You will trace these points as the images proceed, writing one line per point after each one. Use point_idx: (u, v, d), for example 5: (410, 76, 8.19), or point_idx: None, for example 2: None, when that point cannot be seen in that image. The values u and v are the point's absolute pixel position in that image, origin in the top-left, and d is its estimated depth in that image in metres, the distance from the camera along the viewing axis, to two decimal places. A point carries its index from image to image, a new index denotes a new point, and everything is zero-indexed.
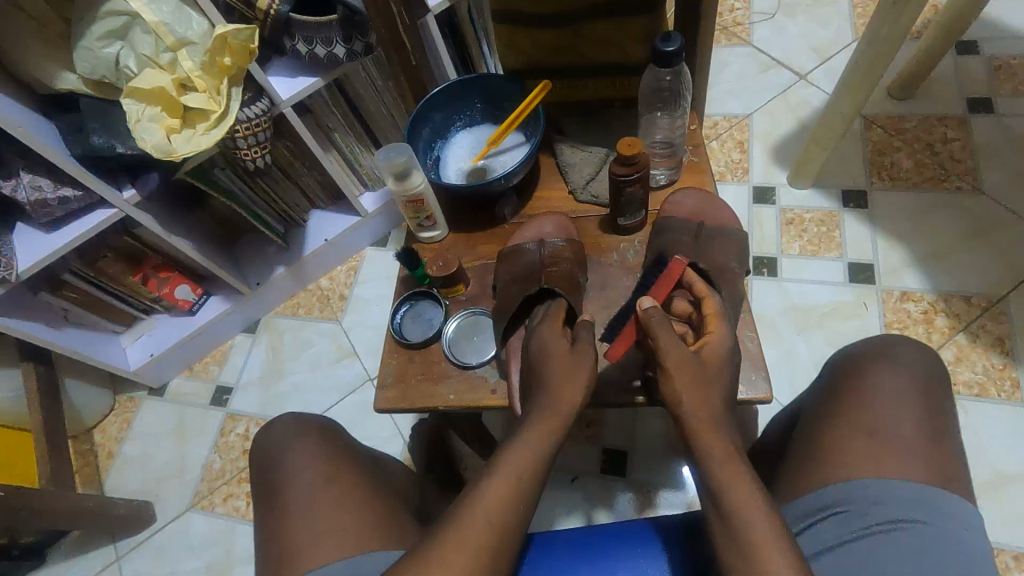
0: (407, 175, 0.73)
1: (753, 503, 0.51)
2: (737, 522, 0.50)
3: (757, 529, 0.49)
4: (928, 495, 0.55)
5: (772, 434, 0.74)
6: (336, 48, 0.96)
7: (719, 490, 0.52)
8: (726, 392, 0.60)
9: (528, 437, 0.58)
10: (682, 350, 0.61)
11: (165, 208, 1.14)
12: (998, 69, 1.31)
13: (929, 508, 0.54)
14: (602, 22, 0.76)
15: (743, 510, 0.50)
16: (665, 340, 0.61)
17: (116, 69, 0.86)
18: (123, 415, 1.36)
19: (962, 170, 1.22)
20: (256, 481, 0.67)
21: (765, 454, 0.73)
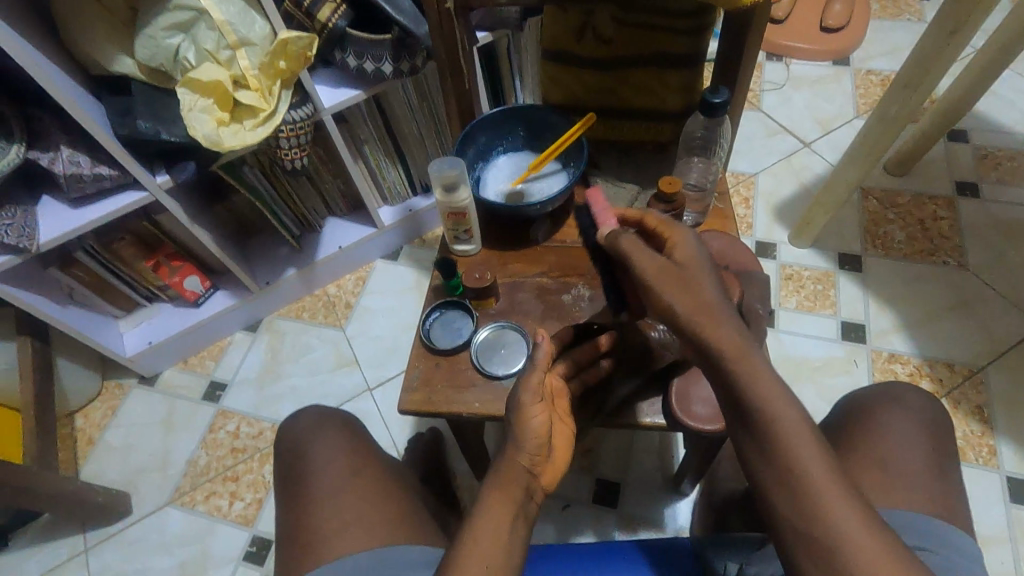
0: (455, 188, 0.77)
1: (833, 494, 0.45)
2: (816, 519, 0.45)
3: (841, 525, 0.44)
4: (940, 528, 0.57)
5: None
6: (384, 65, 1.01)
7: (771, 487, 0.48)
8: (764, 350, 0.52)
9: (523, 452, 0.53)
10: (734, 330, 0.52)
11: (191, 198, 1.15)
12: (984, 158, 1.42)
13: (939, 539, 0.56)
14: (643, 70, 0.84)
15: (817, 501, 0.45)
16: (705, 317, 0.53)
17: (175, 59, 0.89)
18: (109, 401, 1.33)
19: (950, 246, 1.30)
20: (278, 471, 0.69)
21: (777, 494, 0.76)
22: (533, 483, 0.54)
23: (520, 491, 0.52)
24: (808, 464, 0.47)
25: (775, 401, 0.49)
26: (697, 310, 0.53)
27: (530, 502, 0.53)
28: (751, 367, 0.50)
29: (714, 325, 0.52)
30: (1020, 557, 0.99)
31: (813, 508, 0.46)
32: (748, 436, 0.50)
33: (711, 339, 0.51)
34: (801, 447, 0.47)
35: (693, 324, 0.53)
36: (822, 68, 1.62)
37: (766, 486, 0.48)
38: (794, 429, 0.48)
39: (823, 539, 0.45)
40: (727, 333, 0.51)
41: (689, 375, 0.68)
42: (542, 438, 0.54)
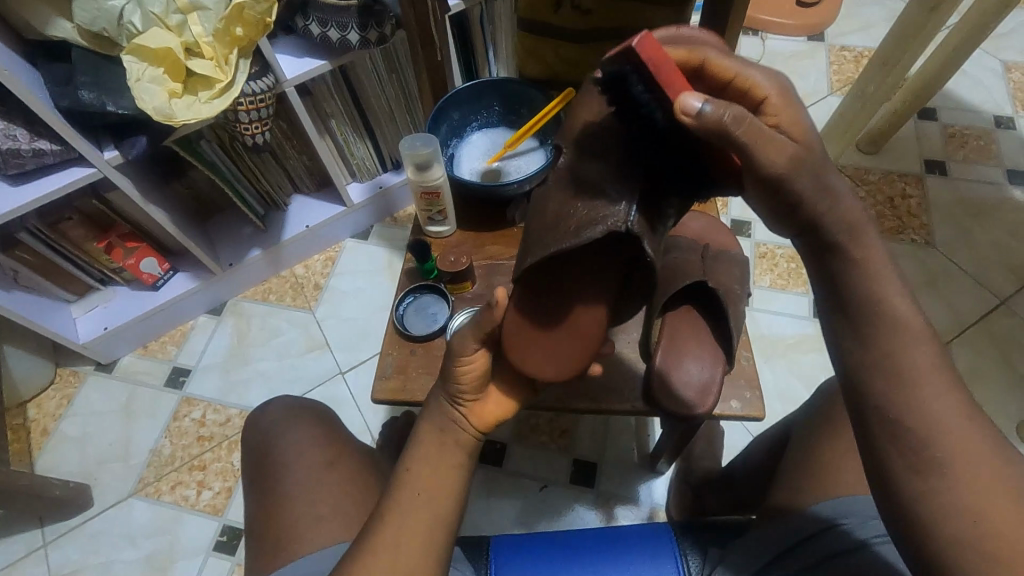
0: (428, 166, 0.74)
1: (944, 393, 0.42)
2: (926, 420, 0.41)
3: (950, 427, 0.41)
4: None
5: (762, 458, 0.78)
6: (350, 34, 0.95)
7: (871, 385, 0.43)
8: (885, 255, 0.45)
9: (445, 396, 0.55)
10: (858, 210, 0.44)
11: (145, 175, 1.08)
12: (952, 136, 1.44)
13: None
14: (620, 42, 0.81)
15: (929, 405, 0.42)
16: (827, 198, 0.43)
17: (119, 24, 0.82)
18: (64, 390, 1.26)
19: (917, 224, 1.32)
20: (246, 465, 0.66)
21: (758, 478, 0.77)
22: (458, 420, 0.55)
23: (447, 424, 0.54)
24: (918, 361, 0.43)
25: (885, 286, 0.44)
26: (805, 194, 0.43)
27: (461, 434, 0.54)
28: (867, 253, 0.44)
29: (839, 205, 0.44)
30: None
31: (921, 406, 0.42)
32: (853, 331, 0.45)
33: (831, 221, 0.43)
34: (914, 345, 0.43)
35: (809, 207, 0.44)
36: (797, 43, 1.61)
37: (868, 381, 0.44)
38: (906, 321, 0.44)
39: (930, 438, 0.41)
40: (858, 213, 0.44)
41: (671, 359, 0.65)
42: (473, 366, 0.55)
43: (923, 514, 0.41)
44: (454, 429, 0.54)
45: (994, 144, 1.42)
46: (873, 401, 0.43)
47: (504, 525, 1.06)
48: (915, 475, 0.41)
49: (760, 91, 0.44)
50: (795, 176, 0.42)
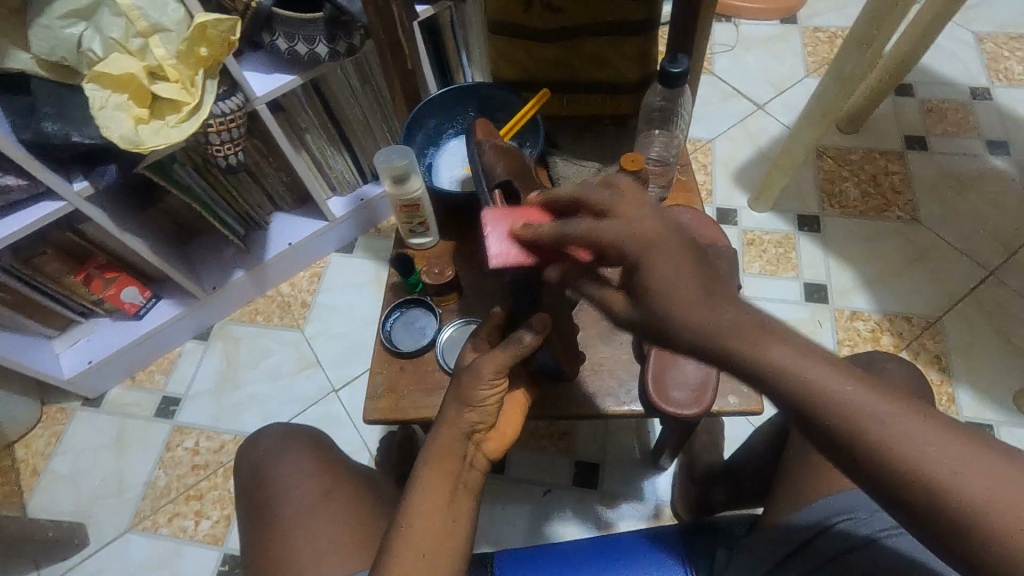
0: (406, 179, 0.73)
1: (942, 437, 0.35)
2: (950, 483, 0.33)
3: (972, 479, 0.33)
4: None
5: (764, 450, 0.78)
6: (318, 47, 0.93)
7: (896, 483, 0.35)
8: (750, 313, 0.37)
9: (452, 425, 0.53)
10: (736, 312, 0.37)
11: (118, 203, 1.05)
12: (930, 111, 1.44)
13: None
14: (593, 38, 0.80)
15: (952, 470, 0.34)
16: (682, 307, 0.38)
17: (78, 52, 0.80)
18: (51, 428, 1.23)
19: (902, 200, 1.33)
20: (241, 498, 0.65)
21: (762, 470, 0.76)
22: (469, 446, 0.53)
23: (456, 462, 0.52)
24: (889, 414, 0.35)
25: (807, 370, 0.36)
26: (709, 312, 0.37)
27: (471, 471, 0.53)
28: (769, 345, 0.36)
29: (724, 312, 0.37)
30: None
31: (927, 465, 0.34)
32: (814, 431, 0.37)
33: (722, 332, 0.37)
34: (877, 395, 0.36)
35: (719, 334, 0.37)
36: (771, 27, 1.61)
37: (865, 468, 0.36)
38: (844, 388, 0.36)
39: (958, 500, 0.33)
40: (735, 315, 0.37)
41: (665, 360, 0.63)
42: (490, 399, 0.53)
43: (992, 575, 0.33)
44: (463, 468, 0.52)
45: (972, 116, 1.42)
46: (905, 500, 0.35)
47: (510, 533, 1.05)
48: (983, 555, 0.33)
49: (626, 208, 0.38)
50: (665, 316, 0.39)
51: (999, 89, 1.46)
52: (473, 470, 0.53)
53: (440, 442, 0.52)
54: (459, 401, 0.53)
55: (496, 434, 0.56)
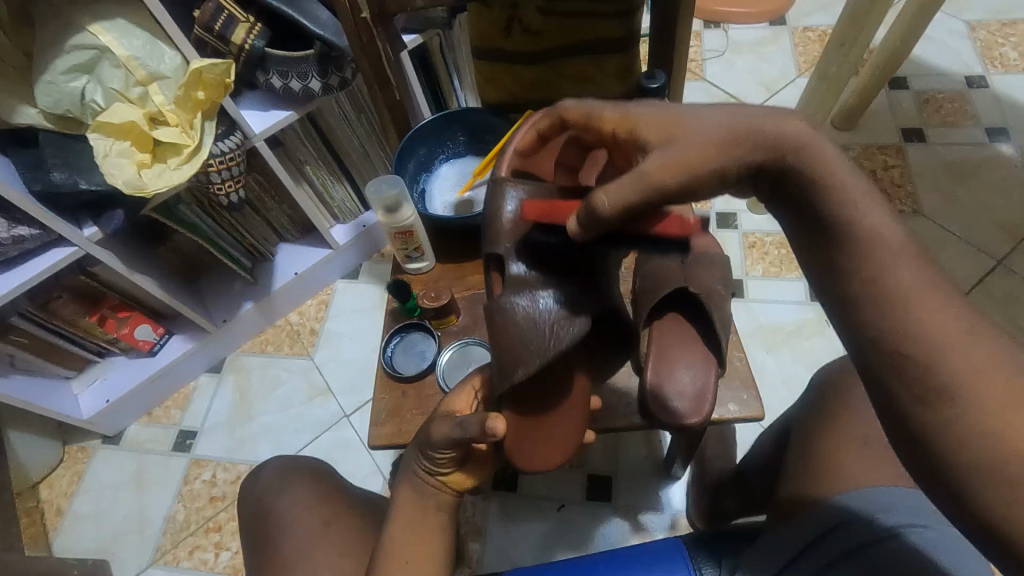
0: (397, 208, 0.75)
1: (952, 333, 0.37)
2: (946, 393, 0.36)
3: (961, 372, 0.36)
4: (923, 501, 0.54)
5: (771, 455, 0.77)
6: (311, 82, 0.95)
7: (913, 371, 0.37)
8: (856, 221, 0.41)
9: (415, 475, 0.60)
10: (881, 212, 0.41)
11: (128, 245, 1.08)
12: (926, 102, 1.43)
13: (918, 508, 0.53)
14: (575, 58, 0.82)
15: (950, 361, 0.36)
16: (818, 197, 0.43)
17: (82, 103, 0.83)
18: (73, 467, 1.26)
19: (903, 194, 1.32)
20: (252, 528, 0.68)
21: (769, 476, 0.76)
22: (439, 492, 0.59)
23: (424, 505, 0.59)
24: (875, 222, 0.41)
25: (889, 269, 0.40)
26: (702, 150, 0.44)
27: (440, 513, 0.59)
28: (813, 151, 0.43)
29: (770, 125, 0.44)
30: None
31: (889, 285, 0.39)
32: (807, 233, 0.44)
33: (765, 132, 0.43)
34: (883, 247, 0.40)
35: (735, 144, 0.44)
36: (760, 30, 1.62)
37: (823, 261, 0.43)
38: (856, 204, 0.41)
39: (895, 305, 0.38)
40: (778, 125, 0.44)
41: (662, 371, 0.63)
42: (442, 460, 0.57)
43: (907, 377, 0.37)
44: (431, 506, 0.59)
45: (969, 104, 1.41)
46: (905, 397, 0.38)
47: (525, 551, 1.04)
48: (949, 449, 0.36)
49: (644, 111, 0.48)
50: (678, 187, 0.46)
51: (995, 76, 1.45)
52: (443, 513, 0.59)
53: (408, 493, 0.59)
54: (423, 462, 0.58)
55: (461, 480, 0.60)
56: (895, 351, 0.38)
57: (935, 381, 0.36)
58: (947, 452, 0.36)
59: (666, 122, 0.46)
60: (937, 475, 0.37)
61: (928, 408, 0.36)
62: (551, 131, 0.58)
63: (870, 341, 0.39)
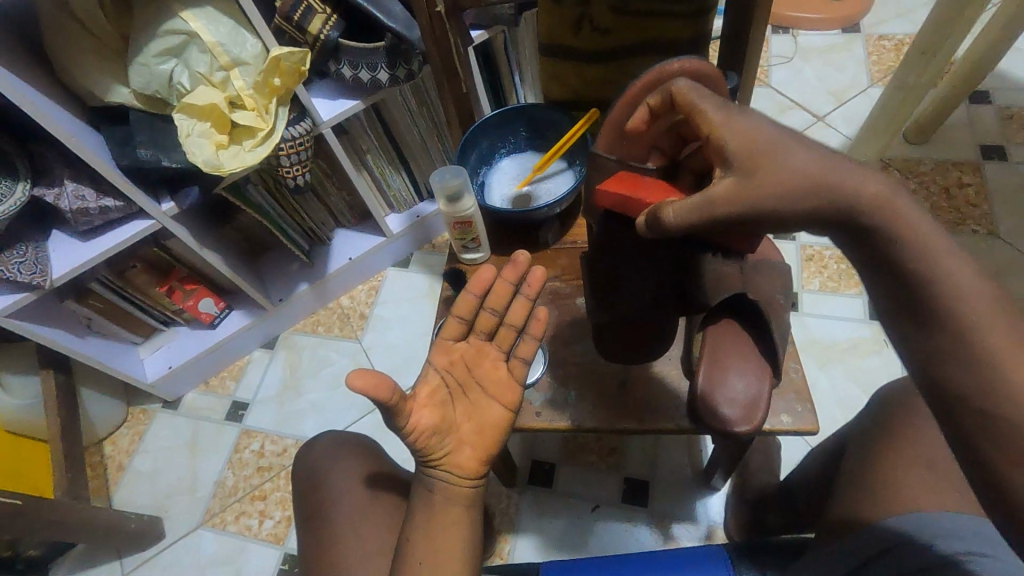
0: (459, 198, 0.78)
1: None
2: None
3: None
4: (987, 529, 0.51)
5: (819, 472, 0.75)
6: (380, 73, 0.99)
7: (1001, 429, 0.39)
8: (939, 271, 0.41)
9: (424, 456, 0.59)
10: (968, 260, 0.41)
11: (199, 221, 1.14)
12: (1009, 119, 1.35)
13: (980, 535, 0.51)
14: (642, 58, 0.82)
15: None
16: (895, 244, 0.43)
17: (169, 85, 0.89)
18: (135, 428, 1.34)
19: (978, 214, 1.25)
20: (303, 496, 0.72)
21: (817, 494, 0.74)
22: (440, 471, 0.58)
23: (438, 497, 0.58)
24: (962, 280, 0.41)
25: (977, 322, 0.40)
26: (796, 194, 0.44)
27: (456, 502, 0.58)
28: (894, 205, 0.42)
29: (850, 180, 0.43)
30: None
31: (975, 344, 0.40)
32: (886, 285, 0.44)
33: (846, 183, 0.43)
34: (973, 301, 0.40)
35: (815, 197, 0.44)
36: (831, 37, 1.56)
37: (905, 307, 0.43)
38: (940, 258, 0.41)
39: (991, 367, 0.39)
40: (863, 182, 0.43)
41: (714, 375, 0.62)
42: (428, 443, 0.57)
43: (1000, 440, 0.39)
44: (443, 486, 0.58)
45: None
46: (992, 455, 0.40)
47: (557, 547, 1.05)
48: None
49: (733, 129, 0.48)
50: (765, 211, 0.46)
51: None
52: (458, 501, 0.58)
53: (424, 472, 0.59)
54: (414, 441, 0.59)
55: (462, 460, 0.58)
56: (985, 413, 0.40)
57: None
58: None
59: (751, 151, 0.46)
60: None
61: (1015, 466, 0.38)
62: (663, 108, 0.58)
63: (957, 394, 0.41)
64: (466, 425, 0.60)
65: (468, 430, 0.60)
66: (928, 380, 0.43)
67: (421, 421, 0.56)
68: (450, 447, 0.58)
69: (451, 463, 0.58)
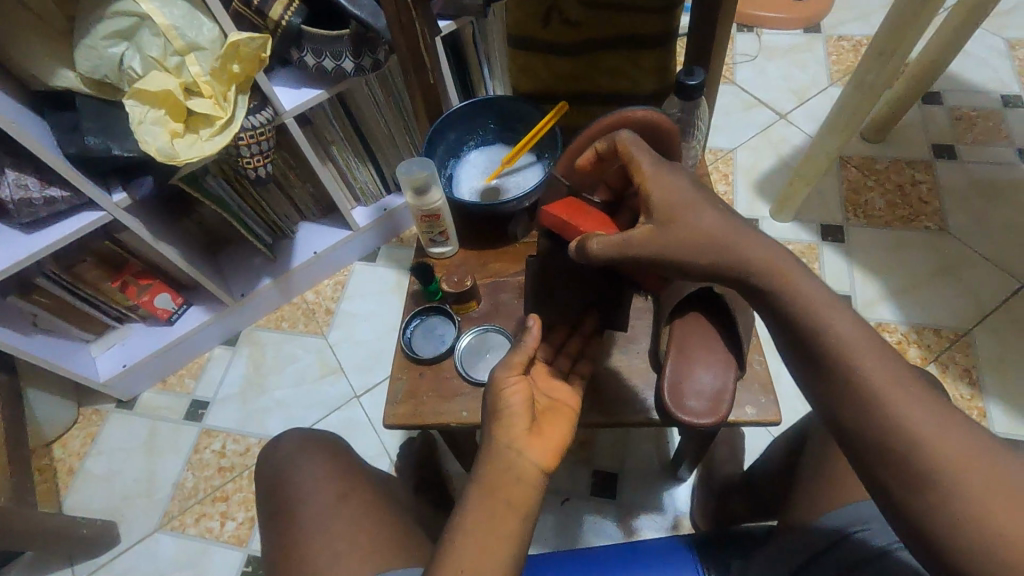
0: (426, 190, 0.76)
1: (933, 423, 0.43)
2: (936, 472, 0.41)
3: (942, 452, 0.42)
4: None
5: (781, 461, 0.77)
6: (344, 62, 0.96)
7: (906, 456, 0.43)
8: (833, 330, 0.48)
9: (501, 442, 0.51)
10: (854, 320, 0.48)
11: (154, 213, 1.10)
12: (959, 119, 1.41)
13: None
14: (611, 51, 0.82)
15: (927, 435, 0.42)
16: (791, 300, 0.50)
17: (119, 70, 0.84)
18: (86, 429, 1.28)
19: (929, 210, 1.30)
20: (267, 497, 0.70)
21: (779, 483, 0.76)
22: (521, 460, 0.50)
23: (506, 473, 0.50)
24: (844, 333, 0.47)
25: (868, 367, 0.46)
26: (700, 250, 0.52)
27: (521, 482, 0.50)
28: (783, 269, 0.50)
29: (744, 246, 0.51)
30: None
31: (865, 383, 0.45)
32: (789, 338, 0.50)
33: (741, 249, 0.51)
34: (858, 352, 0.47)
35: (716, 253, 0.52)
36: (794, 36, 1.60)
37: (806, 357, 0.49)
38: (823, 316, 0.48)
39: (875, 403, 0.45)
40: (755, 248, 0.51)
41: (681, 367, 0.63)
42: (517, 410, 0.52)
43: (896, 467, 0.43)
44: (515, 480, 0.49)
45: (1003, 124, 1.39)
46: (893, 481, 0.43)
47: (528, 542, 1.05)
48: (940, 520, 0.41)
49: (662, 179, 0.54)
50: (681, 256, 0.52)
51: None
52: (524, 482, 0.50)
53: (490, 465, 0.50)
54: (499, 424, 0.52)
55: (546, 439, 0.52)
56: (881, 446, 0.44)
57: (920, 462, 0.42)
58: (935, 526, 0.41)
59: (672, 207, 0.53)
60: (923, 535, 0.42)
61: (909, 486, 0.42)
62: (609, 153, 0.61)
63: (853, 429, 0.46)
64: (544, 417, 0.56)
65: (547, 419, 0.55)
66: (830, 420, 0.48)
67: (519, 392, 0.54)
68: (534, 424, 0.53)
69: (531, 438, 0.52)
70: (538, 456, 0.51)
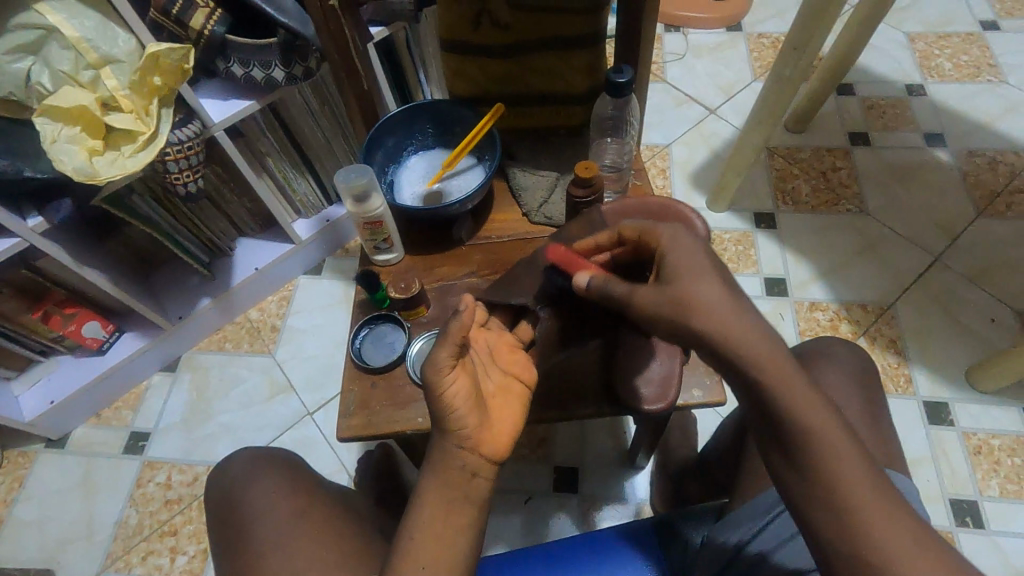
0: (367, 197, 0.76)
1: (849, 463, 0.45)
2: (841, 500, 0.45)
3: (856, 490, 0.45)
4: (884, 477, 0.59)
5: (730, 439, 0.81)
6: (274, 71, 0.93)
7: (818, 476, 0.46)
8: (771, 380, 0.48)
9: (454, 440, 0.51)
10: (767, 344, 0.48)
11: (76, 237, 1.03)
12: (871, 108, 1.51)
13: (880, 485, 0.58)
14: (542, 53, 0.83)
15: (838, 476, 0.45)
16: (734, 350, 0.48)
17: (26, 86, 0.78)
18: (13, 474, 1.19)
19: (850, 194, 1.39)
20: (217, 523, 0.68)
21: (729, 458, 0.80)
22: (473, 457, 0.51)
23: (463, 477, 0.51)
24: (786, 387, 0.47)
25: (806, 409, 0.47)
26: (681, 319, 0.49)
27: (476, 480, 0.51)
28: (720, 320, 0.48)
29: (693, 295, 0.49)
30: (943, 474, 1.07)
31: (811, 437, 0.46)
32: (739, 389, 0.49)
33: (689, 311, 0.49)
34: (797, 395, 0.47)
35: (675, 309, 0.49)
36: (718, 35, 1.67)
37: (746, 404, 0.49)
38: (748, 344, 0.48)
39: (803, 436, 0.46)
40: (739, 322, 0.48)
41: (631, 359, 0.69)
42: (467, 413, 0.51)
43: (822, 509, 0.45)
44: (468, 479, 0.51)
45: (909, 111, 1.50)
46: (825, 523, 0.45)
47: (495, 545, 1.05)
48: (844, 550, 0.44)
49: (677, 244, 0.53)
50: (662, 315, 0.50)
51: (932, 85, 1.54)
52: (479, 478, 0.51)
53: (439, 472, 0.51)
54: (446, 419, 0.51)
55: (497, 433, 0.53)
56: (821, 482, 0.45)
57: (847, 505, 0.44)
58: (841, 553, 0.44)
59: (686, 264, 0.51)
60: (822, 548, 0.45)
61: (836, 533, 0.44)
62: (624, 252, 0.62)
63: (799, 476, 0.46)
64: (497, 402, 0.55)
65: (498, 404, 0.55)
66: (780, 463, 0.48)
67: (460, 388, 0.52)
68: (485, 419, 0.53)
69: (483, 436, 0.52)
70: (490, 451, 0.52)
